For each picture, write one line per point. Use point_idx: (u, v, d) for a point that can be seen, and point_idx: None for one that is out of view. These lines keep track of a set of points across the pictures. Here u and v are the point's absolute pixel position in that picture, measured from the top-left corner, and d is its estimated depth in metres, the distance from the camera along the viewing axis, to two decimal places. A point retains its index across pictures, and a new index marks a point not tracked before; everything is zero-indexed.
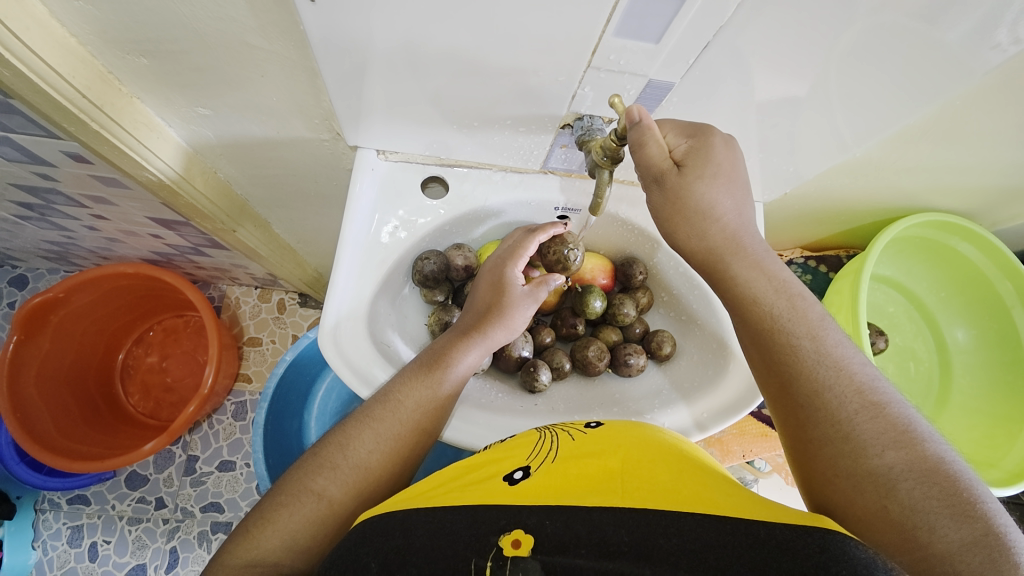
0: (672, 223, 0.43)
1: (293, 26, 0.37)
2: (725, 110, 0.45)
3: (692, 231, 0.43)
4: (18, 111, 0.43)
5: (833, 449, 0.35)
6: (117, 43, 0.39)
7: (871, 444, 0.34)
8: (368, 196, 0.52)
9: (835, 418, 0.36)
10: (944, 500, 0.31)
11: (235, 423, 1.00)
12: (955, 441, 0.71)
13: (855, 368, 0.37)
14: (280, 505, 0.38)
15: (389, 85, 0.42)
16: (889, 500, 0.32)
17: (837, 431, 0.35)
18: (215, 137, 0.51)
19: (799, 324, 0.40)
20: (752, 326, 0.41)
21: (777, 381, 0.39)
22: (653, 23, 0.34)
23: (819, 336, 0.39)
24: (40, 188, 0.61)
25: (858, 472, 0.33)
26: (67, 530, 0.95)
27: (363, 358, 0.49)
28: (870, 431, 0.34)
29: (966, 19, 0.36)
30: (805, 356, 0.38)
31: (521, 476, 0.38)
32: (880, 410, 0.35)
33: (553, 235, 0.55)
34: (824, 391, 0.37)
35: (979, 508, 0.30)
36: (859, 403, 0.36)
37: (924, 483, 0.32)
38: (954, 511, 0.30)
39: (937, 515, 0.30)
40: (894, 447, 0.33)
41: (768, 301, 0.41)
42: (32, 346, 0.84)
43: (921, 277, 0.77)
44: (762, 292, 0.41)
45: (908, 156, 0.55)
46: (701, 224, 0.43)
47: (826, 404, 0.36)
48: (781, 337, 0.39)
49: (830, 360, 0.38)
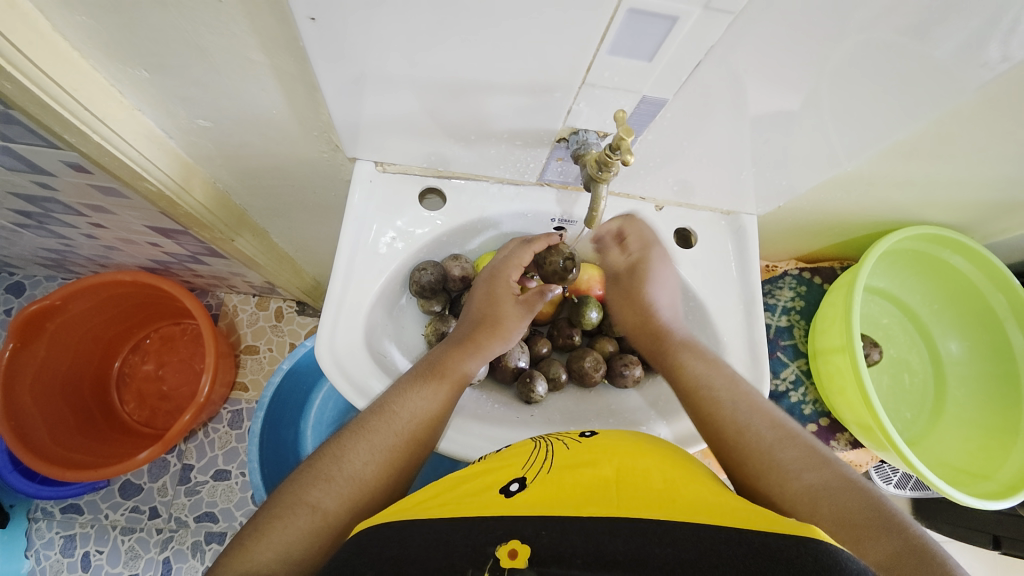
0: (620, 308, 0.59)
1: (293, 42, 0.38)
2: (720, 124, 0.46)
3: (638, 315, 0.57)
4: (18, 121, 0.43)
5: (769, 478, 0.41)
6: (118, 57, 0.40)
7: (792, 467, 0.41)
8: (364, 208, 0.53)
9: (759, 452, 0.43)
10: (866, 515, 0.38)
11: (231, 432, 1.00)
12: (948, 454, 0.73)
13: (764, 410, 0.46)
14: (273, 517, 0.37)
15: (387, 99, 0.43)
16: (818, 516, 0.38)
17: (764, 463, 0.42)
18: (215, 149, 0.52)
19: (723, 379, 0.49)
20: (679, 378, 0.50)
21: (708, 427, 0.47)
22: (646, 41, 0.35)
23: (734, 386, 0.48)
24: (39, 196, 0.61)
25: (787, 494, 0.40)
26: (60, 540, 0.94)
27: (360, 369, 0.49)
28: (787, 459, 0.42)
29: (957, 36, 0.37)
30: (724, 405, 0.47)
31: (517, 488, 0.38)
32: (789, 441, 0.43)
33: (548, 244, 0.54)
34: (745, 432, 0.45)
35: (886, 517, 0.37)
36: (773, 438, 0.44)
37: (844, 498, 0.39)
38: (872, 520, 0.37)
39: (863, 526, 0.37)
40: (809, 470, 0.41)
41: (693, 359, 0.51)
42: (28, 353, 0.83)
43: (914, 289, 0.77)
44: (686, 352, 0.52)
45: (900, 170, 0.56)
46: (636, 313, 0.57)
47: (748, 441, 0.44)
48: (706, 391, 0.48)
49: (747, 405, 0.46)
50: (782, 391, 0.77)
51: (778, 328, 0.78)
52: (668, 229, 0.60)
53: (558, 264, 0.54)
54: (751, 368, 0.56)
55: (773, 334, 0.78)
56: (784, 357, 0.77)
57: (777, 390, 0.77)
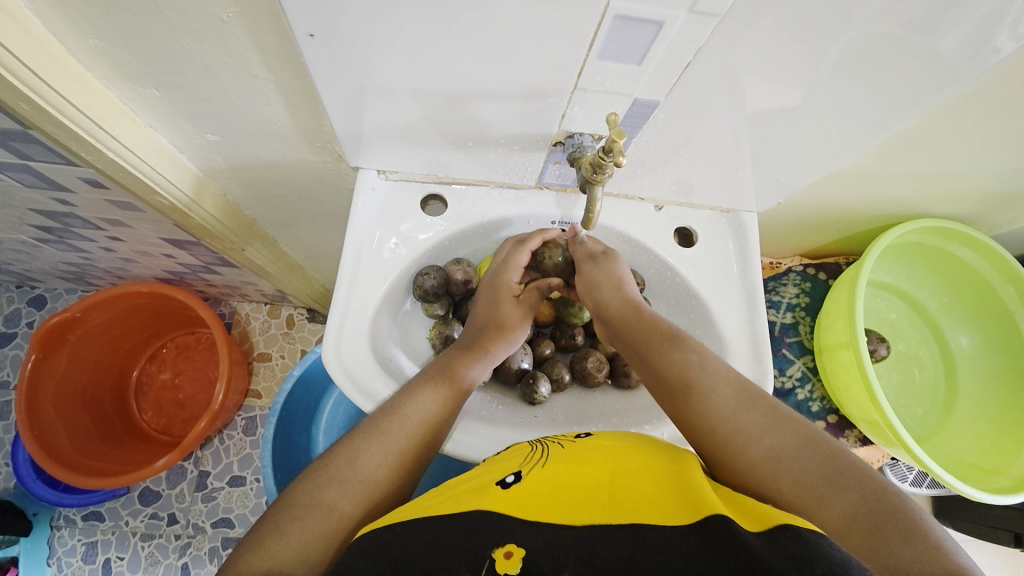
0: (598, 289, 0.52)
1: (295, 58, 0.39)
2: (716, 124, 0.46)
3: (611, 288, 0.51)
4: (36, 140, 0.45)
5: (730, 447, 0.40)
6: (132, 77, 0.42)
7: (754, 433, 0.39)
8: (368, 214, 0.54)
9: (721, 417, 0.41)
10: (827, 477, 0.36)
11: (245, 438, 1.02)
12: (962, 450, 0.72)
13: (730, 371, 0.44)
14: (291, 519, 0.38)
15: (387, 109, 0.44)
16: (779, 483, 0.37)
17: (727, 430, 0.40)
18: (225, 163, 0.54)
19: (688, 341, 0.46)
20: (642, 341, 0.47)
21: (667, 390, 0.44)
22: (634, 45, 0.36)
23: (703, 352, 0.45)
24: (58, 212, 0.64)
25: (750, 462, 0.38)
26: (82, 547, 0.97)
27: (367, 372, 0.51)
28: (748, 423, 0.40)
29: (956, 30, 0.36)
30: (691, 368, 0.44)
31: (513, 481, 0.39)
32: (755, 402, 0.41)
33: (544, 241, 0.55)
34: (710, 394, 0.42)
35: (852, 478, 0.36)
36: (737, 399, 0.41)
37: (805, 460, 0.37)
38: (836, 483, 0.36)
39: (825, 489, 0.36)
40: (769, 433, 0.39)
41: (661, 320, 0.48)
42: (50, 364, 0.86)
43: (922, 283, 0.77)
44: (653, 315, 0.49)
45: (899, 163, 0.56)
46: (610, 284, 0.51)
47: (712, 404, 0.41)
48: (671, 355, 0.45)
49: (713, 367, 0.44)
50: (788, 388, 0.76)
51: (783, 325, 0.78)
52: (668, 228, 0.61)
53: (558, 257, 0.56)
54: (754, 365, 0.56)
55: (778, 331, 0.78)
56: (789, 354, 0.77)
57: (784, 387, 0.76)
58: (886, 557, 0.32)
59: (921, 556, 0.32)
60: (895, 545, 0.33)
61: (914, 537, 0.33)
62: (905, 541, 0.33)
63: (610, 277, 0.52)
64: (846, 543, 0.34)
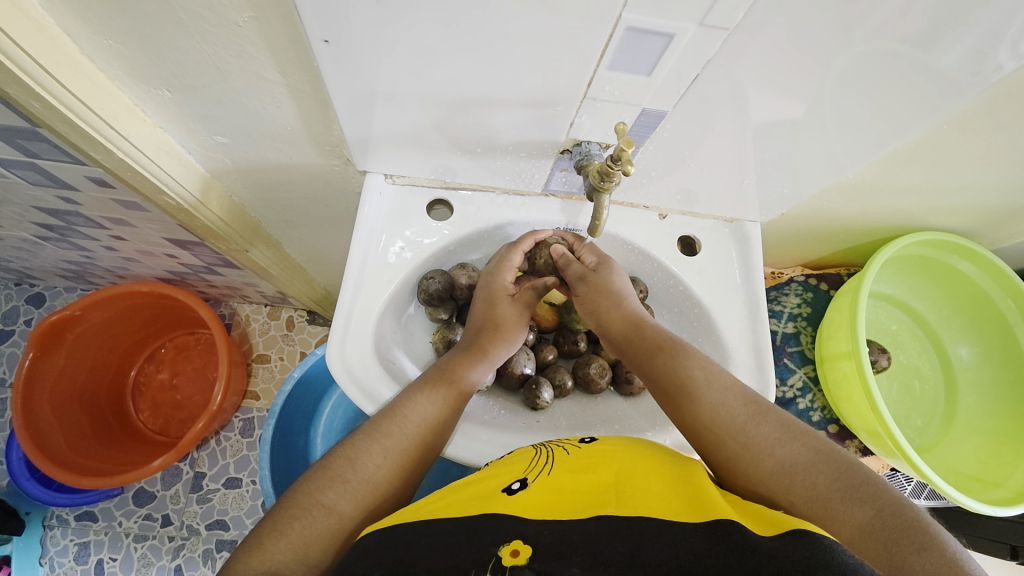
0: (598, 308, 0.52)
1: (308, 62, 0.40)
2: (722, 134, 0.46)
3: (612, 309, 0.51)
4: (43, 137, 0.45)
5: (742, 460, 0.40)
6: (143, 78, 0.42)
7: (764, 446, 0.40)
8: (374, 217, 0.54)
9: (732, 431, 0.41)
10: (841, 489, 0.36)
11: (242, 440, 1.01)
12: (961, 462, 0.73)
13: (737, 385, 0.44)
14: (290, 518, 0.38)
15: (396, 113, 0.44)
16: (793, 495, 0.37)
17: (738, 443, 0.40)
18: (231, 163, 0.54)
19: (694, 355, 0.46)
20: (649, 354, 0.47)
21: (675, 403, 0.45)
22: (644, 56, 0.36)
23: (709, 366, 0.45)
24: (62, 209, 0.63)
25: (762, 474, 0.39)
26: (74, 547, 0.96)
27: (372, 377, 0.51)
28: (759, 436, 0.40)
29: (957, 46, 0.37)
30: (697, 382, 0.44)
31: (518, 488, 0.39)
32: (765, 415, 0.42)
33: (536, 241, 0.57)
34: (719, 408, 0.42)
35: (866, 490, 0.36)
36: (746, 413, 0.42)
37: (817, 472, 0.37)
38: (851, 496, 0.36)
39: (840, 501, 0.36)
40: (780, 445, 0.39)
41: (663, 331, 0.49)
42: (47, 362, 0.85)
43: (923, 295, 0.77)
44: (654, 326, 0.49)
45: (902, 176, 0.56)
46: (621, 315, 0.51)
47: (721, 418, 0.42)
48: (679, 369, 0.45)
49: (718, 382, 0.44)
50: (789, 397, 0.77)
51: (784, 334, 0.78)
52: (671, 237, 0.61)
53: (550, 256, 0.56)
54: (756, 373, 0.56)
55: (779, 341, 0.78)
56: (790, 364, 0.77)
57: (785, 396, 0.77)
58: (902, 568, 0.32)
59: (937, 567, 0.32)
60: (910, 556, 0.32)
61: (929, 547, 0.32)
62: (921, 552, 0.32)
63: (607, 294, 0.52)
64: (862, 554, 0.34)
